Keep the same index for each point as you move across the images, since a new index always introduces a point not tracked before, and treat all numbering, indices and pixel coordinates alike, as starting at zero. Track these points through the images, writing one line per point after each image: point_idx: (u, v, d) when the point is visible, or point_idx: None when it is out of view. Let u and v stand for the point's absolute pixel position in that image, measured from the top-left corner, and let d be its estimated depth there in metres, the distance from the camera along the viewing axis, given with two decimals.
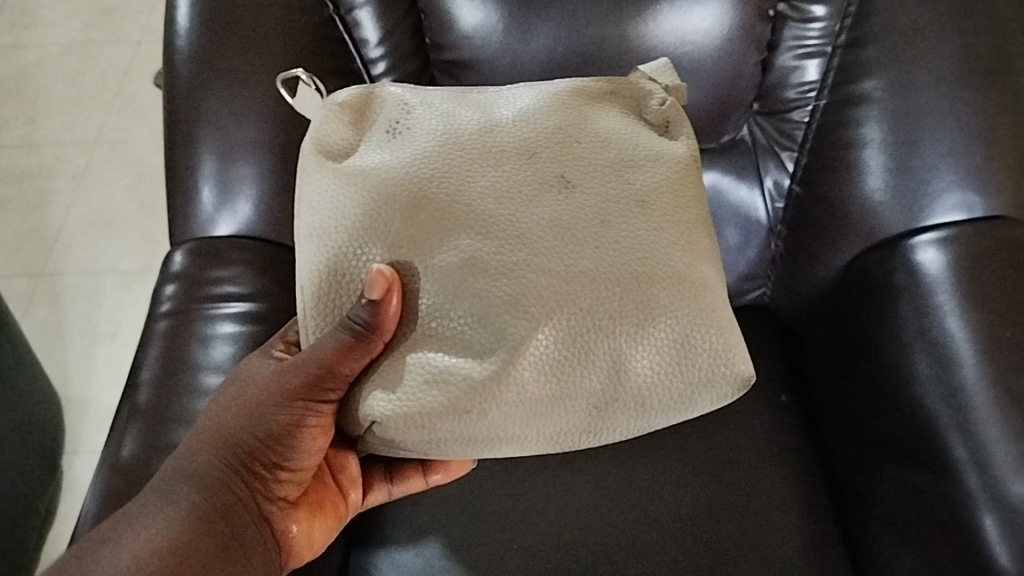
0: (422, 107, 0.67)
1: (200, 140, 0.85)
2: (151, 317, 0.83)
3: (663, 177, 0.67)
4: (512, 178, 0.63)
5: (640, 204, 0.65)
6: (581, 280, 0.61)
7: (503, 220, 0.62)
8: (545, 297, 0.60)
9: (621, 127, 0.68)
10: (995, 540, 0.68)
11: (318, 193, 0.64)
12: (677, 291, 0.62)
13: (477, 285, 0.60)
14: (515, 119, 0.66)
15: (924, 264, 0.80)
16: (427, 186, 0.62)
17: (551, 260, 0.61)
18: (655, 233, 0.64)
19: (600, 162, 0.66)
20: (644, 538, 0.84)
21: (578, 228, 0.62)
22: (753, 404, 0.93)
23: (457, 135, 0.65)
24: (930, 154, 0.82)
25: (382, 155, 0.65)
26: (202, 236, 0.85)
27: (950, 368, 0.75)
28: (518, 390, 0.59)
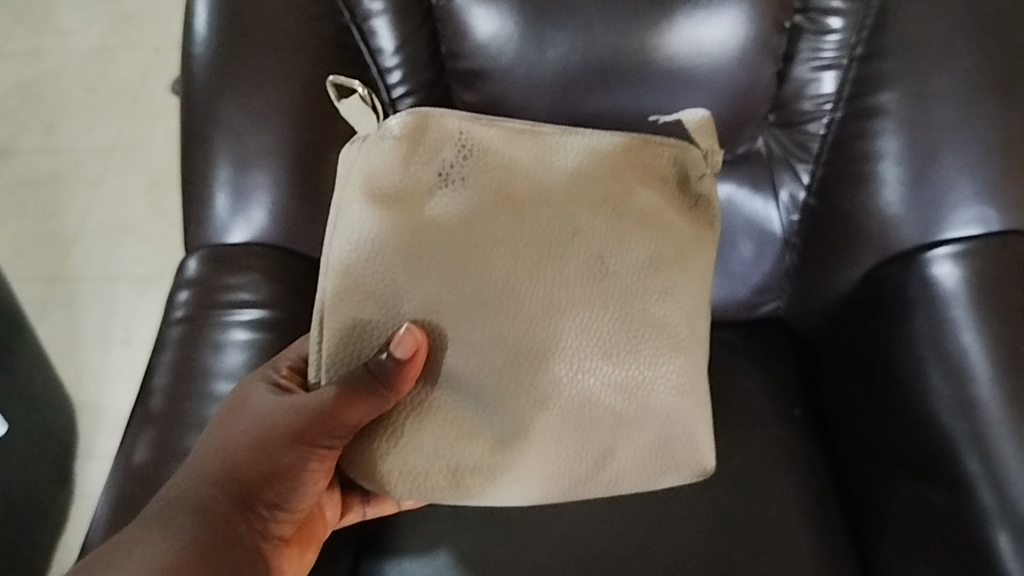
0: (477, 158, 0.67)
1: (216, 147, 0.85)
2: (165, 323, 0.83)
3: (678, 266, 0.72)
4: (549, 256, 0.67)
5: (661, 294, 0.71)
6: (594, 364, 0.68)
7: (536, 298, 0.66)
8: (561, 382, 0.67)
9: (655, 208, 0.72)
10: (1008, 558, 0.68)
11: (364, 235, 0.64)
12: (673, 382, 0.71)
13: (500, 367, 0.65)
14: (563, 191, 0.68)
15: (940, 278, 0.79)
16: (471, 257, 0.65)
17: (563, 338, 0.67)
18: (665, 323, 0.70)
19: (631, 246, 0.70)
20: (655, 549, 0.83)
21: (601, 310, 0.68)
22: (765, 417, 0.92)
23: (508, 203, 0.67)
24: (947, 168, 0.81)
25: (432, 208, 0.66)
26: (215, 242, 0.85)
27: (966, 385, 0.75)
28: (514, 465, 0.67)
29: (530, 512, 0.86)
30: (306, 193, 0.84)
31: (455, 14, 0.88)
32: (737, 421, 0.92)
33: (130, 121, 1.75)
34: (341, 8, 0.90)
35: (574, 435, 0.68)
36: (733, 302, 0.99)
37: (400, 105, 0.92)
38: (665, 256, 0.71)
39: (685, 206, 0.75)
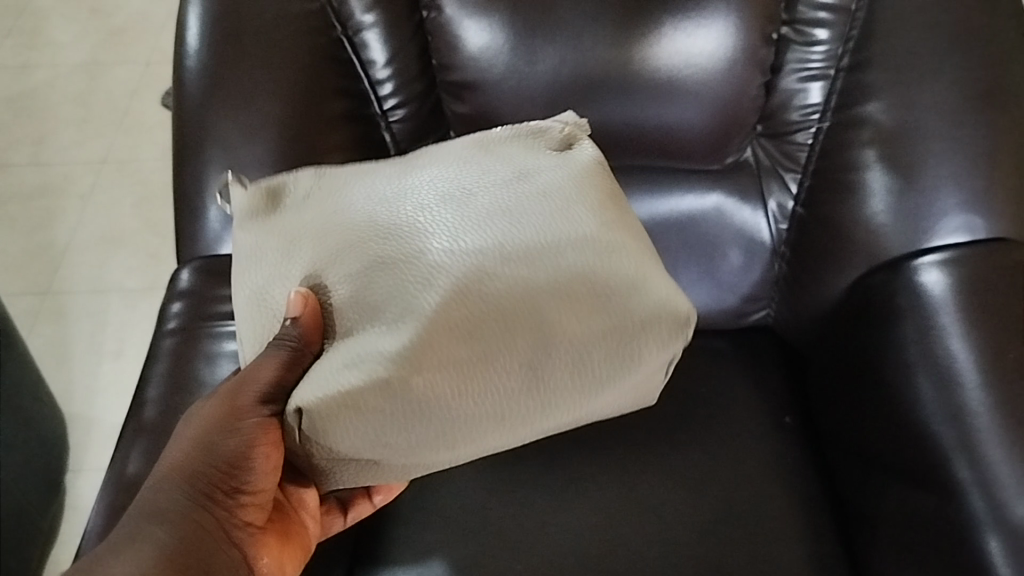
0: (329, 184, 0.72)
1: (209, 159, 0.86)
2: (158, 334, 0.83)
3: (560, 174, 0.69)
4: (419, 196, 0.67)
5: (540, 194, 0.67)
6: (485, 253, 0.63)
7: (404, 229, 0.65)
8: (447, 269, 0.62)
9: (519, 154, 0.71)
10: (999, 562, 0.68)
11: (255, 262, 0.69)
12: (586, 254, 0.65)
13: (381, 285, 0.63)
14: (413, 169, 0.71)
15: (927, 285, 0.80)
16: (338, 226, 0.67)
17: (444, 242, 0.64)
18: (557, 214, 0.66)
19: (498, 175, 0.68)
20: (649, 556, 0.84)
21: (477, 219, 0.65)
22: (755, 424, 0.93)
23: (363, 189, 0.69)
24: (933, 176, 0.83)
25: (298, 221, 0.69)
26: (208, 254, 0.86)
27: (955, 392, 0.75)
28: (436, 359, 0.60)
29: (524, 521, 0.87)
30: None
31: (446, 27, 0.89)
32: (728, 429, 0.92)
33: (120, 134, 1.76)
34: (333, 20, 0.90)
35: (500, 326, 0.61)
36: (721, 310, 1.00)
37: (392, 116, 0.93)
38: (545, 172, 0.69)
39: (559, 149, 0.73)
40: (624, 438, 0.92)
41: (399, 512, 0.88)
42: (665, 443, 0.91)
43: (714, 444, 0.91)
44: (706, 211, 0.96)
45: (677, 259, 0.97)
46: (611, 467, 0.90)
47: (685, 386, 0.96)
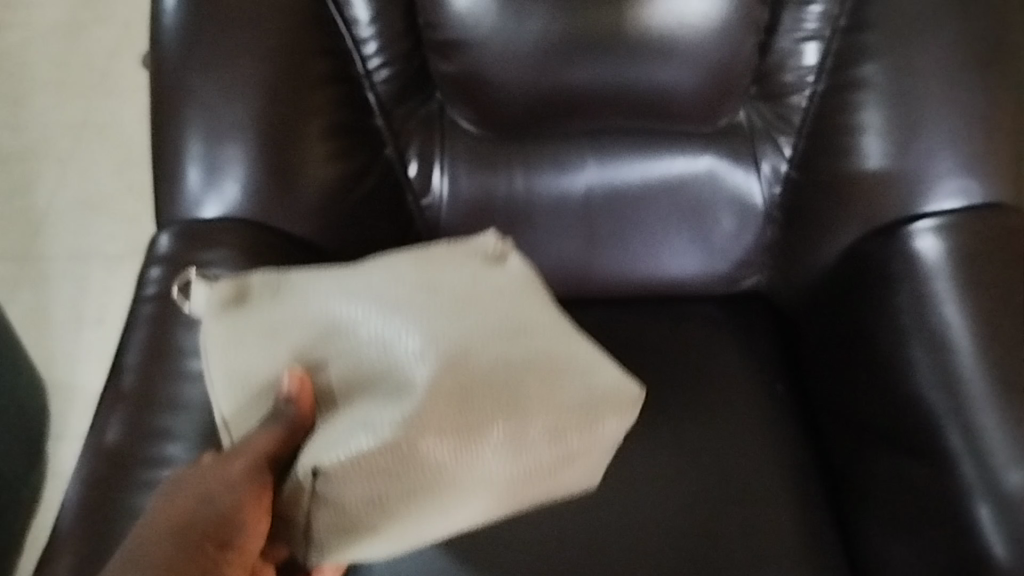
0: (298, 279, 0.71)
1: (188, 120, 0.83)
2: (137, 300, 0.81)
3: (511, 276, 0.73)
4: (396, 284, 0.69)
5: (497, 290, 0.71)
6: (465, 347, 0.65)
7: (387, 335, 0.66)
8: (437, 364, 0.63)
9: (466, 264, 0.72)
10: (989, 529, 0.67)
11: (240, 347, 0.67)
12: (548, 333, 0.71)
13: (365, 369, 0.65)
14: (375, 267, 0.70)
15: (923, 251, 0.80)
16: (316, 334, 0.67)
17: (421, 331, 0.65)
18: (514, 308, 0.71)
19: (456, 275, 0.71)
20: (640, 527, 0.82)
21: (454, 320, 0.67)
22: (746, 392, 0.92)
23: (332, 296, 0.69)
24: (930, 140, 0.82)
25: (274, 317, 0.68)
26: (189, 219, 0.84)
27: (948, 358, 0.74)
28: (439, 424, 0.62)
29: None
30: (281, 170, 0.83)
31: None
32: (720, 397, 0.91)
33: (101, 95, 1.72)
34: None
35: (476, 404, 0.64)
36: (713, 276, 0.98)
37: (377, 76, 0.90)
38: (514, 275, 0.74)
39: (490, 258, 0.74)
40: None
41: None
42: (657, 413, 0.89)
43: (704, 413, 0.90)
44: (699, 174, 0.94)
45: (668, 224, 0.95)
46: None
47: (676, 352, 0.94)
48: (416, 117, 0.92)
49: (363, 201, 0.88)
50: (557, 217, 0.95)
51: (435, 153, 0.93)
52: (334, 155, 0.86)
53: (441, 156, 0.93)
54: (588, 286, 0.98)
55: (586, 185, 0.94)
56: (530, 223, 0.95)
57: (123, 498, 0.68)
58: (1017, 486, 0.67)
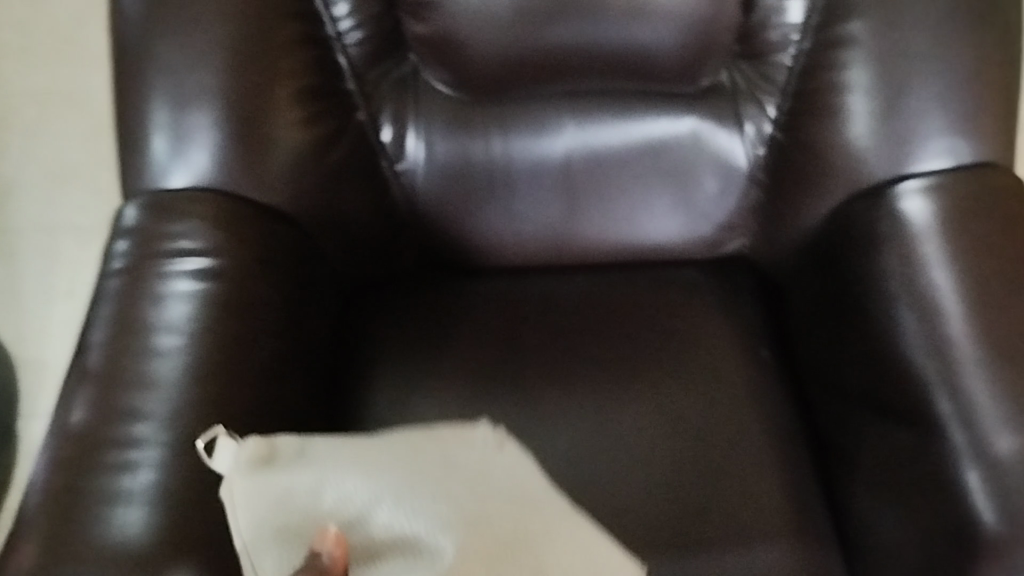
0: (324, 449, 0.65)
1: (153, 86, 0.80)
2: (102, 275, 0.78)
3: (521, 467, 0.69)
4: (413, 467, 0.64)
5: (515, 478, 0.67)
6: (485, 525, 0.61)
7: (412, 515, 0.60)
8: (465, 548, 0.59)
9: (473, 453, 0.68)
10: (977, 497, 0.65)
11: (263, 510, 0.61)
12: (562, 521, 0.66)
13: (392, 551, 0.59)
14: (393, 449, 0.66)
15: (909, 212, 0.79)
16: (343, 500, 0.61)
17: (447, 524, 0.60)
18: (530, 484, 0.67)
19: (467, 462, 0.66)
20: (623, 495, 0.81)
21: (478, 512, 0.61)
22: (731, 357, 0.90)
23: (362, 462, 0.63)
24: (917, 99, 0.80)
25: (300, 479, 0.62)
26: (155, 188, 0.81)
27: (936, 322, 0.73)
28: None
29: None
30: (250, 138, 0.80)
31: None
32: (704, 363, 0.90)
33: (65, 62, 1.67)
34: None
35: (500, 574, 0.59)
36: (696, 241, 0.96)
37: (348, 39, 0.86)
38: (504, 455, 0.69)
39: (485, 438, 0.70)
40: (597, 374, 0.88)
41: None
42: (640, 380, 0.88)
43: (689, 379, 0.88)
44: (681, 136, 0.91)
45: (650, 188, 0.93)
46: (583, 403, 0.87)
47: (660, 318, 0.93)
48: (390, 79, 0.89)
49: (336, 169, 0.86)
50: (533, 181, 0.92)
51: (409, 116, 0.90)
52: (306, 121, 0.83)
53: (417, 120, 0.90)
54: (569, 252, 0.96)
55: (566, 150, 0.91)
56: (507, 187, 0.92)
57: (92, 479, 0.65)
58: (1010, 452, 0.66)
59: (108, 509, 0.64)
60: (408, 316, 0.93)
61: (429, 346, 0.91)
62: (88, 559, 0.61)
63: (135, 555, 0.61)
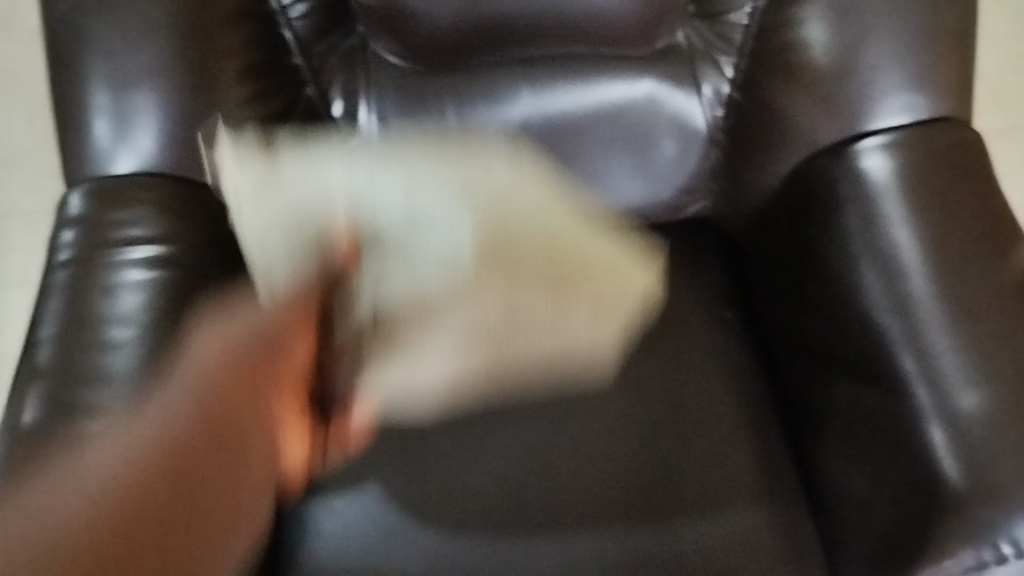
0: (362, 159, 0.69)
1: (88, 68, 0.77)
2: (49, 267, 0.76)
3: (531, 184, 0.74)
4: (470, 180, 0.70)
5: (537, 209, 0.72)
6: (502, 231, 0.70)
7: (442, 305, 0.68)
8: (489, 261, 0.69)
9: (507, 178, 0.72)
10: (943, 455, 0.65)
11: (269, 206, 0.67)
12: (582, 266, 0.72)
13: (423, 274, 0.68)
14: (417, 198, 0.68)
15: (869, 170, 0.78)
16: (381, 310, 0.68)
17: (456, 203, 0.68)
18: (541, 194, 0.73)
19: (502, 179, 0.71)
20: (592, 466, 0.80)
21: (500, 238, 0.70)
22: (696, 321, 0.90)
23: (356, 198, 0.67)
24: (875, 54, 0.78)
25: (315, 172, 0.68)
26: (100, 174, 0.78)
27: (899, 281, 0.73)
28: (496, 284, 0.69)
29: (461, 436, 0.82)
30: (194, 119, 0.77)
31: None
32: (669, 328, 0.89)
33: None
34: None
35: (530, 278, 0.70)
36: (655, 206, 0.95)
37: (293, 12, 0.84)
38: (525, 178, 0.74)
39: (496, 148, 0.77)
40: None
41: None
42: None
43: (653, 347, 0.88)
44: (639, 99, 0.89)
45: (609, 153, 0.91)
46: None
47: None
48: (338, 52, 0.87)
49: None
50: None
51: (360, 88, 0.88)
52: (251, 99, 0.80)
53: (368, 93, 0.88)
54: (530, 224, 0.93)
55: (523, 118, 0.89)
56: None
57: None
58: (971, 408, 0.66)
59: None
60: None
61: None
62: None
63: None
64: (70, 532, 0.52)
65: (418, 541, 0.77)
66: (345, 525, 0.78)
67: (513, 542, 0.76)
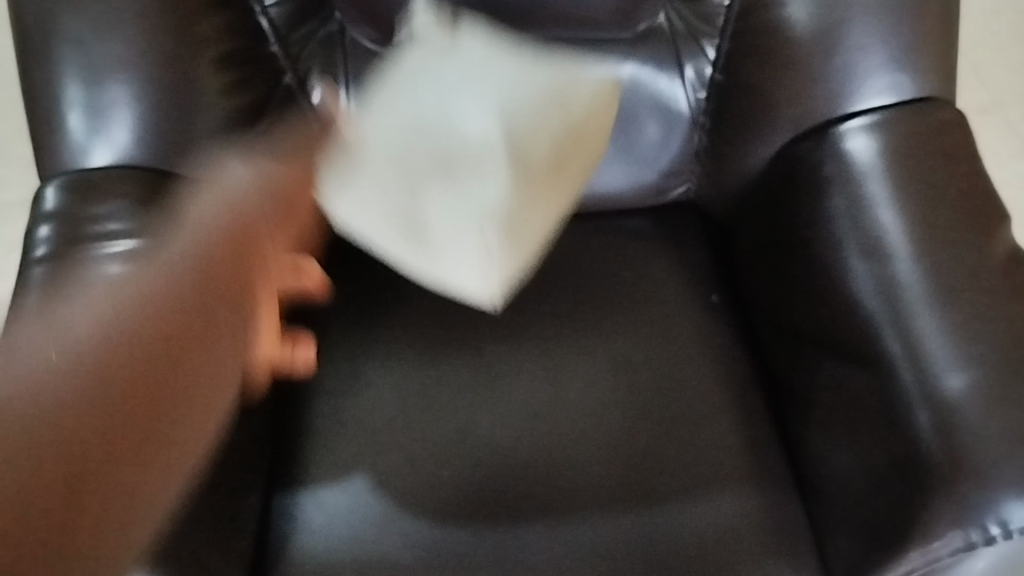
0: (437, 67, 0.83)
1: (61, 61, 0.76)
2: (24, 264, 0.74)
3: (551, 151, 0.83)
4: (503, 90, 0.83)
5: (558, 162, 0.84)
6: (541, 123, 0.83)
7: (491, 155, 0.82)
8: (544, 142, 0.83)
9: (538, 104, 0.83)
10: (930, 436, 0.64)
11: (350, 177, 0.80)
12: (599, 128, 0.87)
13: (461, 156, 0.82)
14: (482, 109, 0.82)
15: (854, 152, 0.78)
16: (439, 149, 0.81)
17: (488, 100, 0.82)
18: (561, 128, 0.84)
19: (539, 211, 0.83)
20: (578, 452, 0.80)
21: (537, 126, 0.82)
22: (681, 305, 0.89)
23: (420, 127, 0.82)
24: (857, 34, 0.78)
25: (399, 124, 0.81)
26: (75, 168, 0.77)
27: (885, 262, 0.73)
28: (541, 151, 0.82)
29: (447, 424, 0.82)
30: (168, 109, 0.76)
31: None
32: (654, 312, 0.89)
33: None
34: None
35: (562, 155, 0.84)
36: (641, 189, 0.94)
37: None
38: (499, 124, 0.82)
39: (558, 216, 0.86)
40: (546, 330, 0.87)
41: (312, 427, 0.82)
42: (591, 333, 0.87)
43: (639, 331, 0.87)
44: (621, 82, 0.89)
45: None
46: (534, 361, 0.85)
47: (608, 270, 0.92)
48: (314, 40, 0.87)
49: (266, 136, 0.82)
50: None
51: (338, 75, 0.88)
52: (228, 89, 0.80)
53: (345, 79, 0.88)
54: None
55: None
56: None
57: None
58: (959, 389, 0.65)
59: None
60: (354, 284, 0.91)
61: (377, 313, 0.89)
62: None
63: None
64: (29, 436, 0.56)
65: (408, 531, 0.76)
66: (333, 521, 0.77)
67: (503, 531, 0.76)
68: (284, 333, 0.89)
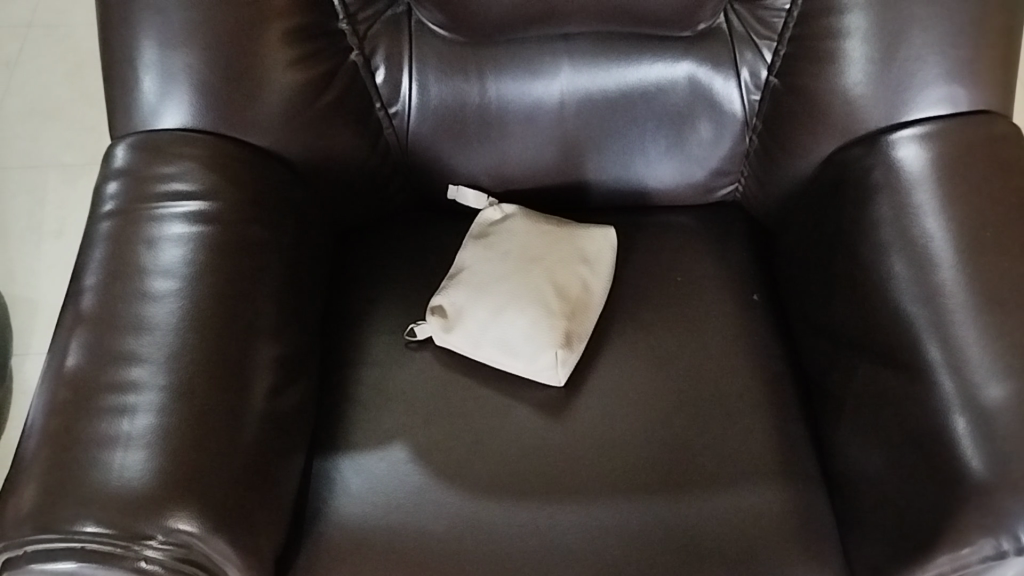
0: (486, 264, 0.88)
1: (141, 23, 0.78)
2: (94, 217, 0.77)
3: (522, 231, 0.90)
4: (514, 256, 0.88)
5: (535, 222, 0.91)
6: (533, 215, 0.92)
7: (507, 235, 0.90)
8: (522, 229, 0.90)
9: (513, 229, 0.91)
10: (966, 444, 0.65)
11: (469, 343, 0.84)
12: (554, 149, 0.93)
13: (497, 234, 0.91)
14: (495, 255, 0.89)
15: (903, 160, 0.79)
16: (488, 240, 0.91)
17: (499, 238, 0.90)
18: (529, 224, 0.91)
19: (526, 248, 0.89)
20: (613, 437, 0.81)
21: (539, 217, 0.92)
22: (722, 303, 0.91)
23: (478, 279, 0.87)
24: (917, 45, 0.78)
25: (467, 292, 0.86)
26: (146, 129, 0.80)
27: (929, 271, 0.74)
28: (536, 219, 0.92)
29: (486, 402, 0.84)
30: (237, 79, 0.79)
31: None
32: (696, 307, 0.90)
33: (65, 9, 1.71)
34: None
35: (548, 220, 0.92)
36: (688, 185, 0.96)
37: None
38: (504, 227, 0.91)
39: (554, 224, 0.91)
40: None
41: (356, 396, 0.85)
42: (631, 325, 0.88)
43: (678, 323, 0.89)
44: (677, 81, 0.90)
45: (644, 130, 0.92)
46: None
47: (651, 264, 0.93)
48: (382, 21, 0.87)
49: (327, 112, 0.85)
50: (526, 125, 0.92)
51: (404, 57, 0.88)
52: (298, 62, 0.82)
53: (411, 61, 0.89)
54: (569, 187, 0.96)
55: (561, 91, 0.90)
56: (499, 129, 0.92)
57: (89, 420, 0.66)
58: (997, 399, 0.66)
59: (105, 454, 0.64)
60: (404, 262, 0.94)
61: (424, 291, 0.91)
62: (83, 502, 0.62)
63: (135, 496, 0.62)
64: (141, 492, 0.63)
65: (444, 502, 0.78)
66: (372, 483, 0.80)
67: (533, 507, 0.78)
68: (333, 304, 0.92)
